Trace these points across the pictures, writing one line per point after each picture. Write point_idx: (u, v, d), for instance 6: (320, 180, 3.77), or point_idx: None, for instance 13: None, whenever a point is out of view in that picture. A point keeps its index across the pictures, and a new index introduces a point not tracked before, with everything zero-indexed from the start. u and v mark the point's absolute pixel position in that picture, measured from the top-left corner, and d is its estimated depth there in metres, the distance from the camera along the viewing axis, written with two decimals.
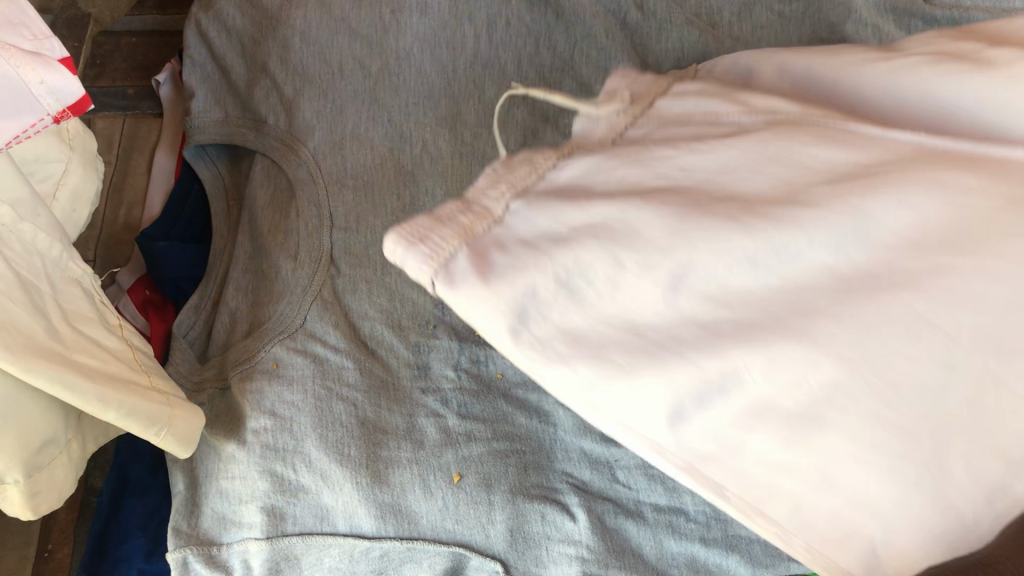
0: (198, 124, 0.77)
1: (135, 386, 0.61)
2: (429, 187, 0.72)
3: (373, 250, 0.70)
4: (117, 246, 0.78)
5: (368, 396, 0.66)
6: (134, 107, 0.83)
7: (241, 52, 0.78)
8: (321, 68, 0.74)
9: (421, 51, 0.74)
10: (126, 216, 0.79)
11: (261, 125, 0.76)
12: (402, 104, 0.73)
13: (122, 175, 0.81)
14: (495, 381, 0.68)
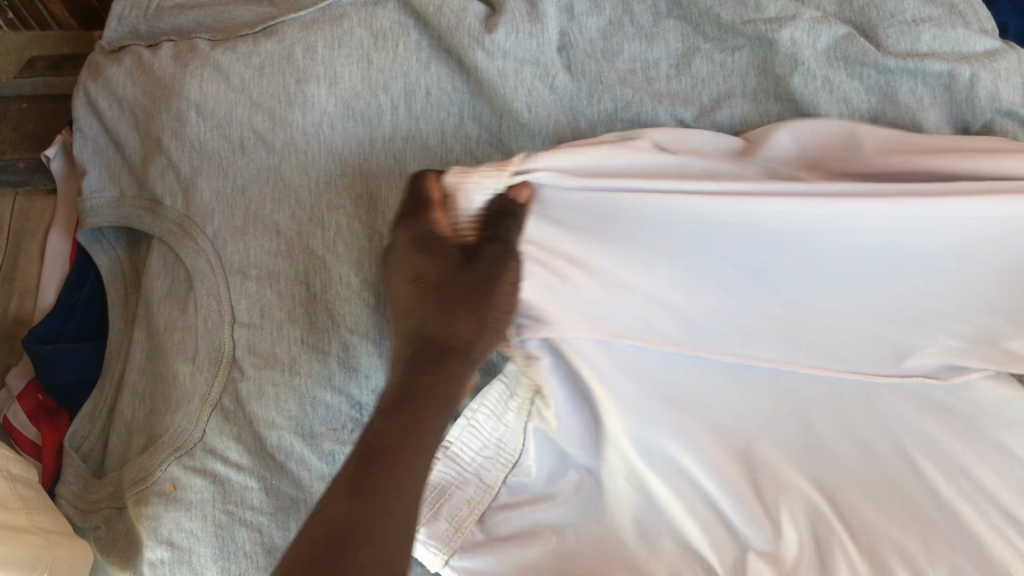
0: (90, 206, 0.70)
1: (11, 532, 0.54)
2: (344, 274, 0.64)
3: (282, 349, 0.63)
4: (7, 343, 0.72)
5: (276, 519, 0.61)
6: (26, 183, 0.76)
7: (134, 125, 0.70)
8: (222, 147, 0.67)
9: (331, 124, 0.65)
10: (17, 309, 0.73)
11: (157, 207, 0.68)
12: (312, 185, 0.65)
13: (12, 260, 0.74)
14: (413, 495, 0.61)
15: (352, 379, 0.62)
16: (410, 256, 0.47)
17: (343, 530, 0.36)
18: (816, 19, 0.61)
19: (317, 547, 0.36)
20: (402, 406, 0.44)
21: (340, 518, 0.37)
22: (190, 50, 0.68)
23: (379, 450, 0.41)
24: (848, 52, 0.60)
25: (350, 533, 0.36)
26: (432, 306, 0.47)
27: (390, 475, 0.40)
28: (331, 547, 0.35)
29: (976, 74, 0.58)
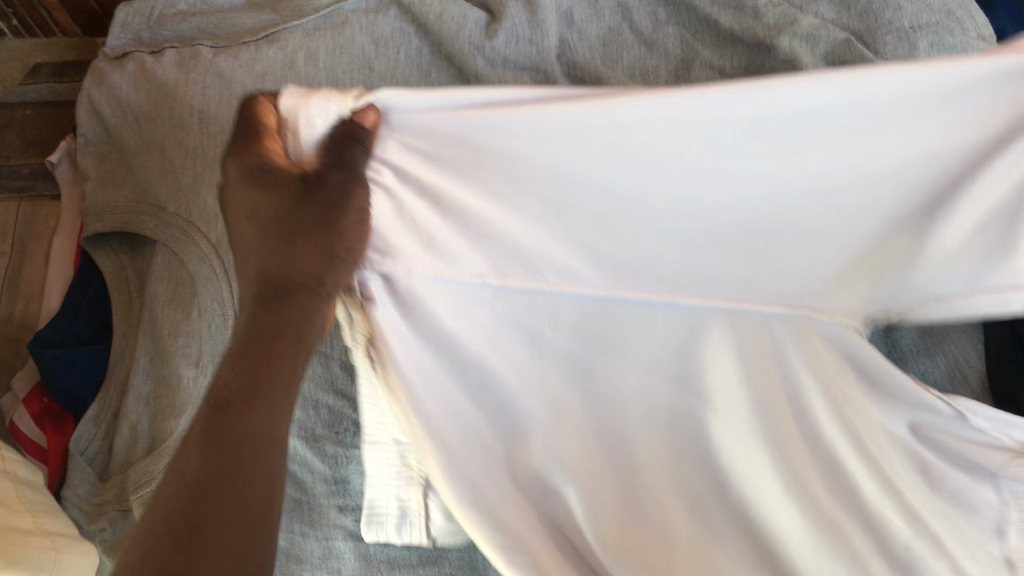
0: (94, 212, 0.71)
1: (18, 535, 0.55)
2: None
3: None
4: (13, 348, 0.72)
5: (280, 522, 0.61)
6: (31, 188, 0.77)
7: (137, 130, 0.71)
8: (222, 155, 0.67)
9: None
10: (21, 313, 0.73)
11: (162, 212, 0.69)
12: None
13: (17, 266, 0.75)
14: None
15: (354, 382, 0.62)
16: (240, 233, 0.39)
17: (195, 514, 0.33)
18: (813, 26, 0.61)
19: (170, 538, 0.32)
20: (244, 358, 0.36)
21: (195, 498, 0.33)
22: (194, 59, 0.69)
23: (228, 397, 0.35)
24: (846, 58, 0.61)
25: (202, 497, 0.33)
26: (252, 250, 0.38)
27: (245, 425, 0.35)
28: (172, 526, 0.32)
29: None
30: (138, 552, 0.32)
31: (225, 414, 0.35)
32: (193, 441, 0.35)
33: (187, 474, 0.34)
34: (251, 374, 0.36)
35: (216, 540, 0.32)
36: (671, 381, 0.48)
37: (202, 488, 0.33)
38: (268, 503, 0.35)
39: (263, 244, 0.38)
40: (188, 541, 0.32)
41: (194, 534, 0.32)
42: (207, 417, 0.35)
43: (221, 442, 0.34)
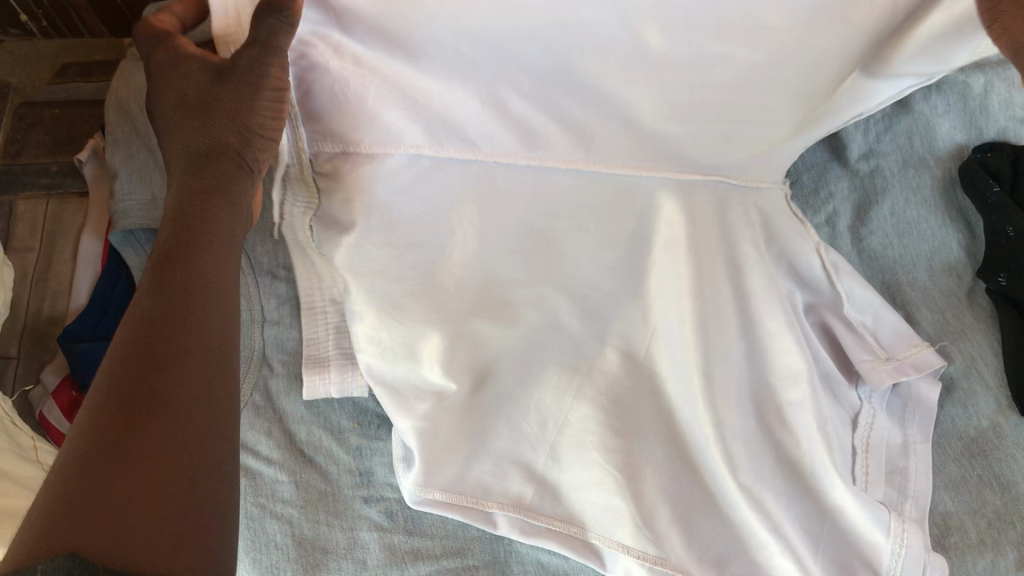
0: (121, 208, 0.72)
1: None
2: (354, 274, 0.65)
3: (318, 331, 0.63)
4: (43, 342, 0.74)
5: (306, 513, 0.62)
6: (59, 185, 0.79)
7: None
8: None
9: None
10: (50, 307, 0.75)
11: None
12: None
13: (46, 262, 0.77)
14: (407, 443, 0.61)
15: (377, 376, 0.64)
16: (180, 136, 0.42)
17: (140, 369, 0.34)
18: None
19: (124, 385, 0.33)
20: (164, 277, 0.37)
21: (138, 358, 0.34)
22: None
23: (177, 247, 0.38)
24: None
25: (160, 346, 0.35)
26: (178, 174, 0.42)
27: (190, 329, 0.36)
28: (128, 372, 0.34)
29: None
30: (98, 408, 0.33)
31: (170, 266, 0.38)
32: (133, 308, 0.36)
33: (132, 338, 0.35)
34: (190, 239, 0.39)
35: (183, 386, 0.34)
36: (627, 243, 0.51)
37: (150, 347, 0.35)
38: (234, 379, 0.37)
39: (205, 127, 0.41)
40: (149, 389, 0.34)
41: (161, 381, 0.34)
42: (154, 278, 0.37)
43: (178, 314, 0.36)
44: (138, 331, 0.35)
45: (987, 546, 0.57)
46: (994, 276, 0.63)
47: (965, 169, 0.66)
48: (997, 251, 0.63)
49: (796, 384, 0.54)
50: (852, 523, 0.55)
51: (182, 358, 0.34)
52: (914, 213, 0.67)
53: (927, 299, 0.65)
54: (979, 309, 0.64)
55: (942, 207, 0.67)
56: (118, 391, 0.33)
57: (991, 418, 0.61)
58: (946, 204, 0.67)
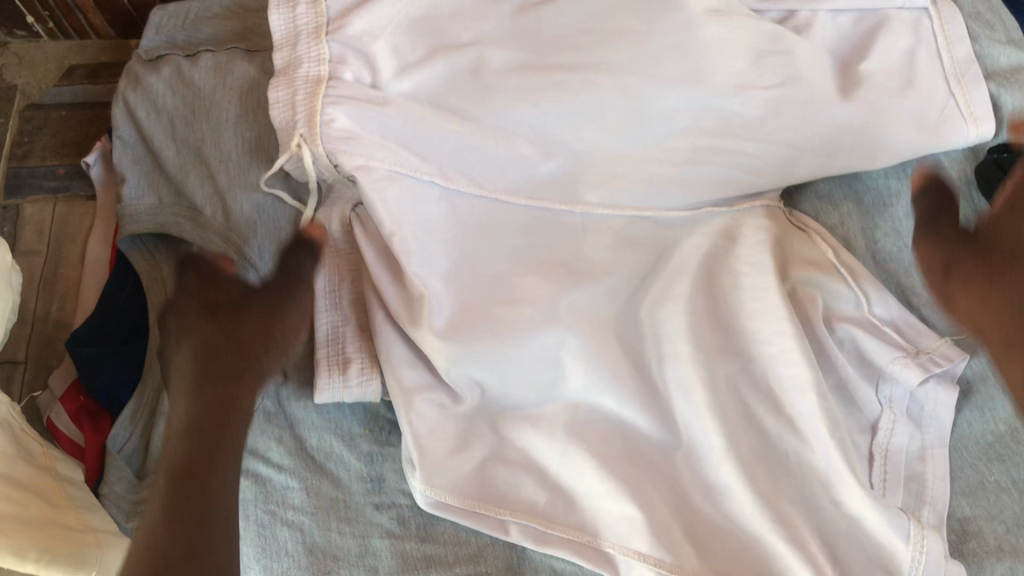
0: (130, 213, 0.71)
1: (60, 530, 0.55)
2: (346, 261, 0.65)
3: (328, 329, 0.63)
4: (50, 347, 0.73)
5: (316, 519, 0.61)
6: (66, 188, 0.78)
7: (172, 134, 0.70)
8: (258, 159, 0.67)
9: None
10: (58, 312, 0.74)
11: (197, 214, 0.69)
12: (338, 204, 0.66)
13: (52, 266, 0.76)
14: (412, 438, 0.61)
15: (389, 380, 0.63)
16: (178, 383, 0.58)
17: (182, 500, 0.53)
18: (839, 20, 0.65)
19: (163, 519, 0.52)
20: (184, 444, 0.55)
21: (170, 499, 0.53)
22: (230, 63, 0.70)
23: (196, 429, 0.56)
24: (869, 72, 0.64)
25: (170, 520, 0.52)
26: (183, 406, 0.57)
27: (206, 514, 0.53)
28: (167, 510, 0.53)
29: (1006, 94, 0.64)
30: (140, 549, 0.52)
31: (206, 433, 0.56)
32: (173, 457, 0.56)
33: (167, 485, 0.55)
34: (198, 463, 0.55)
35: (184, 536, 0.52)
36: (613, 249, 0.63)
37: (181, 488, 0.54)
38: None
39: (202, 355, 0.58)
40: (176, 525, 0.52)
41: (187, 538, 0.52)
42: (183, 431, 0.56)
43: (189, 519, 0.53)
44: (152, 529, 0.53)
45: (1006, 552, 0.56)
46: None
47: (981, 168, 0.65)
48: None
49: (801, 391, 0.57)
50: (869, 529, 0.55)
51: (203, 487, 0.54)
52: None
53: None
54: None
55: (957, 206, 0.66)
56: (164, 519, 0.52)
57: (1007, 423, 0.60)
58: (962, 206, 0.67)
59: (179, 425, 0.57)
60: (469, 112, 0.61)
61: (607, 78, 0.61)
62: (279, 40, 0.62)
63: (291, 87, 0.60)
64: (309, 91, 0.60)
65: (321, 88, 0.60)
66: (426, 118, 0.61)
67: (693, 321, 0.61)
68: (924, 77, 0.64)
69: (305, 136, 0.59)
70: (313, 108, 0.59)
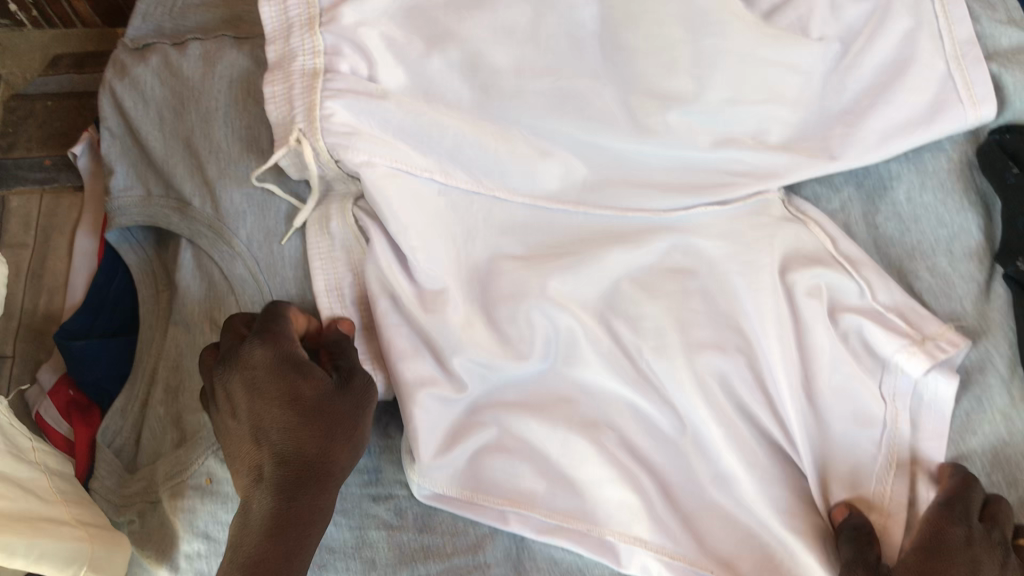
0: (119, 205, 0.70)
1: (51, 524, 0.54)
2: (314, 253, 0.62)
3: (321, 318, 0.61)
4: (39, 340, 0.72)
5: None
6: (53, 180, 0.77)
7: (160, 125, 0.69)
8: (249, 149, 0.66)
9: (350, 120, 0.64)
10: (46, 305, 0.73)
11: (185, 205, 0.67)
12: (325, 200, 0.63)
13: (40, 258, 0.74)
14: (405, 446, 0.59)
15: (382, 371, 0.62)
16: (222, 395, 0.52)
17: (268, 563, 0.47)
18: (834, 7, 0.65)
19: None
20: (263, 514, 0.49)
21: (255, 557, 0.47)
22: (219, 51, 0.68)
23: (297, 477, 0.50)
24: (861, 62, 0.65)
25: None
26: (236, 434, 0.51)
27: None
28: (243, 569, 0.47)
29: (1005, 74, 0.64)
30: None
31: (303, 485, 0.50)
32: (255, 502, 0.49)
33: (247, 529, 0.49)
34: (295, 517, 0.49)
35: None
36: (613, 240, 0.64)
37: (271, 544, 0.48)
38: None
39: (296, 436, 0.50)
40: None
41: None
42: (268, 475, 0.50)
43: None
44: None
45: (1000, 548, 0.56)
46: (1011, 261, 0.62)
47: (982, 151, 0.65)
48: (1015, 236, 0.62)
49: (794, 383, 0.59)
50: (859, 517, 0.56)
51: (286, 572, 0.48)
52: (930, 197, 0.66)
53: (942, 285, 0.64)
54: (995, 295, 0.63)
55: (960, 191, 0.65)
56: None
57: (1004, 411, 0.59)
58: (963, 186, 0.65)
59: (262, 460, 0.50)
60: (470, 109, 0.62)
61: (599, 75, 0.63)
62: (269, 31, 0.60)
63: (287, 80, 0.59)
64: (307, 85, 0.58)
65: (319, 80, 0.58)
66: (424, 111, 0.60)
67: (686, 316, 0.62)
68: (919, 61, 0.63)
69: (304, 130, 0.58)
70: (312, 101, 0.58)
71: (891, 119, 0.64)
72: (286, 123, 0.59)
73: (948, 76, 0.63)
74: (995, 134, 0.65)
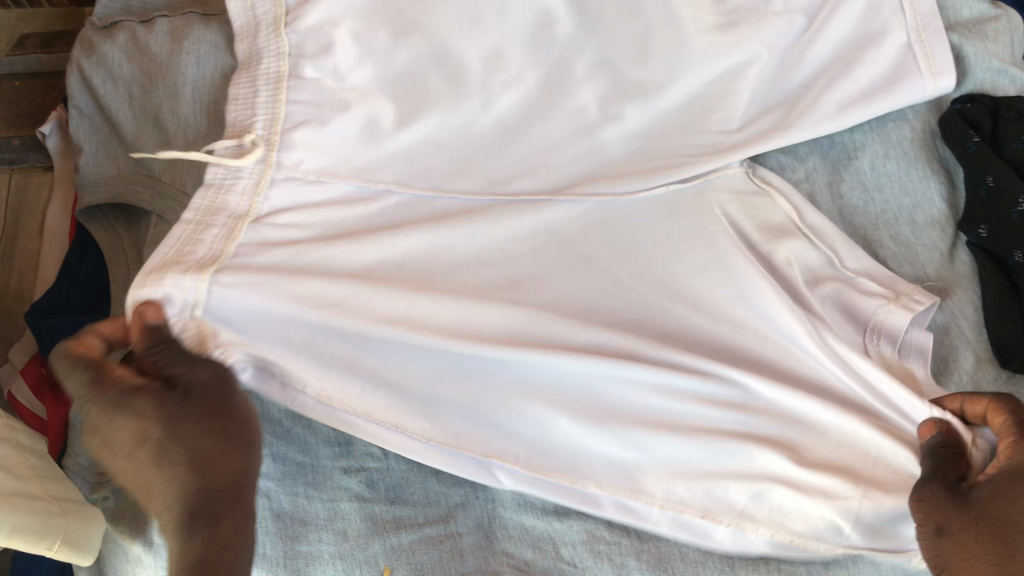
0: (89, 182, 0.70)
1: (22, 500, 0.54)
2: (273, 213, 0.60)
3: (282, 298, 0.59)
4: (10, 320, 0.72)
5: (283, 484, 0.60)
6: (22, 159, 0.77)
7: (128, 102, 0.69)
8: (216, 125, 0.66)
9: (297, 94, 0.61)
10: (18, 285, 0.73)
11: (155, 181, 0.68)
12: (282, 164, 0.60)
13: (9, 238, 0.75)
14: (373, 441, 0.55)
15: None
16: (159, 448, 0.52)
17: None
18: None
19: None
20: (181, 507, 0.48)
21: None
22: (186, 27, 0.68)
23: (202, 518, 0.45)
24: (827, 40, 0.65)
25: None
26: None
27: None
28: None
29: (966, 46, 0.66)
30: None
31: (206, 526, 0.45)
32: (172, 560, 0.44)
33: None
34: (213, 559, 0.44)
35: None
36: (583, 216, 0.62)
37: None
38: None
39: (163, 475, 0.44)
40: None
41: None
42: (172, 526, 0.44)
43: None
44: None
45: None
46: (974, 228, 0.63)
47: (944, 119, 0.65)
48: (977, 203, 0.63)
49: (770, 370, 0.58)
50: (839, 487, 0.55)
51: None
52: (894, 166, 0.67)
53: (907, 253, 0.65)
54: (959, 261, 0.64)
55: (923, 161, 0.66)
56: None
57: (970, 373, 0.60)
58: (928, 155, 0.66)
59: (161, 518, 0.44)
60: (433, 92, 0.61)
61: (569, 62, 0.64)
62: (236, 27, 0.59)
63: (251, 82, 0.57)
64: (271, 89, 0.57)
65: (283, 87, 0.57)
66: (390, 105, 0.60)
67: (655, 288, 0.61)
68: (882, 44, 0.64)
69: (265, 137, 0.55)
70: (277, 112, 0.56)
71: (847, 92, 0.64)
72: (245, 122, 0.56)
73: (909, 47, 0.64)
74: (956, 103, 0.66)
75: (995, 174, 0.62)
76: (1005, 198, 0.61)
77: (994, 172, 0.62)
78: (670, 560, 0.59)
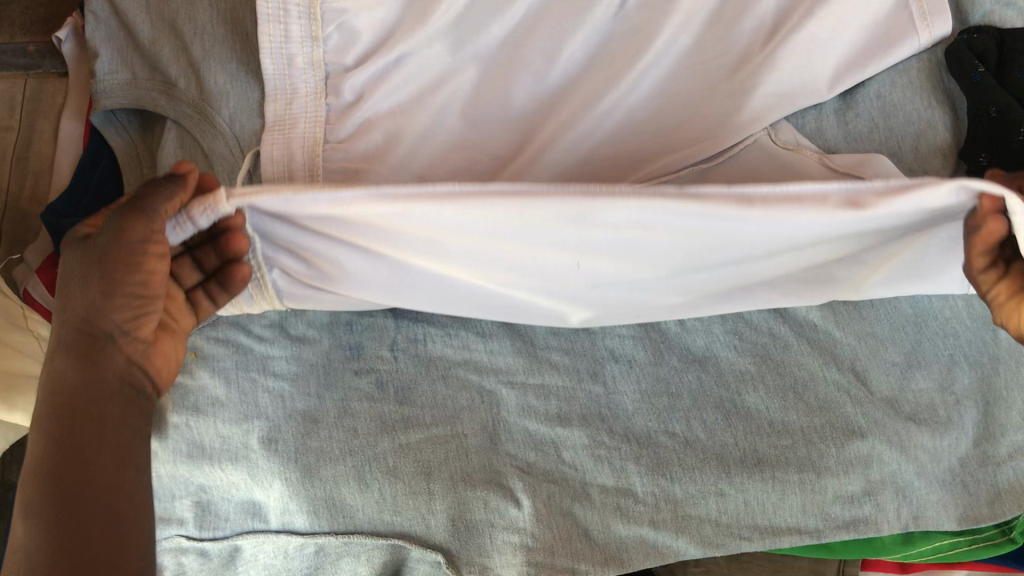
0: (102, 87, 0.70)
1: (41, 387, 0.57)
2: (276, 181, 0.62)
3: None
4: (26, 221, 0.76)
5: (296, 386, 0.61)
6: (37, 66, 0.79)
7: (145, 6, 0.69)
8: (233, 32, 0.68)
9: (295, 49, 0.64)
10: (33, 186, 0.77)
11: (172, 88, 0.68)
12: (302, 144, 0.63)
13: (26, 141, 0.78)
14: (432, 363, 0.63)
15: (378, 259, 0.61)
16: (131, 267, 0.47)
17: (76, 461, 0.45)
18: None
19: (65, 435, 0.46)
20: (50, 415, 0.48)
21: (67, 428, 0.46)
22: None
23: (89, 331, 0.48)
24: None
25: (77, 452, 0.46)
26: (93, 291, 0.47)
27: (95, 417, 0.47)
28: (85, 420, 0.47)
29: None
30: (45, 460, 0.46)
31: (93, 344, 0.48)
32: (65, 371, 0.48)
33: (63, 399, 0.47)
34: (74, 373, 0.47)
35: (91, 442, 0.46)
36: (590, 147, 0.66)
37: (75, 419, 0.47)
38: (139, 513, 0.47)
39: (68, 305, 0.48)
40: (86, 427, 0.47)
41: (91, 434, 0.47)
42: (90, 343, 0.48)
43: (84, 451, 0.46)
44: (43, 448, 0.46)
45: (954, 424, 0.62)
46: (975, 156, 0.65)
47: (950, 49, 0.67)
48: (979, 132, 0.65)
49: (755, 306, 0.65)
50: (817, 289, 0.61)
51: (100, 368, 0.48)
52: (901, 95, 0.68)
53: None
54: None
55: (927, 93, 0.68)
56: (47, 481, 0.45)
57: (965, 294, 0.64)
58: (932, 85, 0.69)
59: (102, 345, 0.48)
60: (465, 48, 0.66)
61: (577, 18, 0.67)
62: (269, 65, 0.64)
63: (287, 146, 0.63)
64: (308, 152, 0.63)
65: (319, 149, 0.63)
66: (414, 75, 0.65)
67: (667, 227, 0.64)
68: None
69: None
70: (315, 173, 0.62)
71: (850, 50, 0.67)
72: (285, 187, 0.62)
73: (905, 5, 0.67)
74: (962, 34, 0.67)
75: (998, 104, 0.63)
76: (1007, 127, 0.63)
77: (996, 102, 0.63)
78: (668, 465, 0.61)
